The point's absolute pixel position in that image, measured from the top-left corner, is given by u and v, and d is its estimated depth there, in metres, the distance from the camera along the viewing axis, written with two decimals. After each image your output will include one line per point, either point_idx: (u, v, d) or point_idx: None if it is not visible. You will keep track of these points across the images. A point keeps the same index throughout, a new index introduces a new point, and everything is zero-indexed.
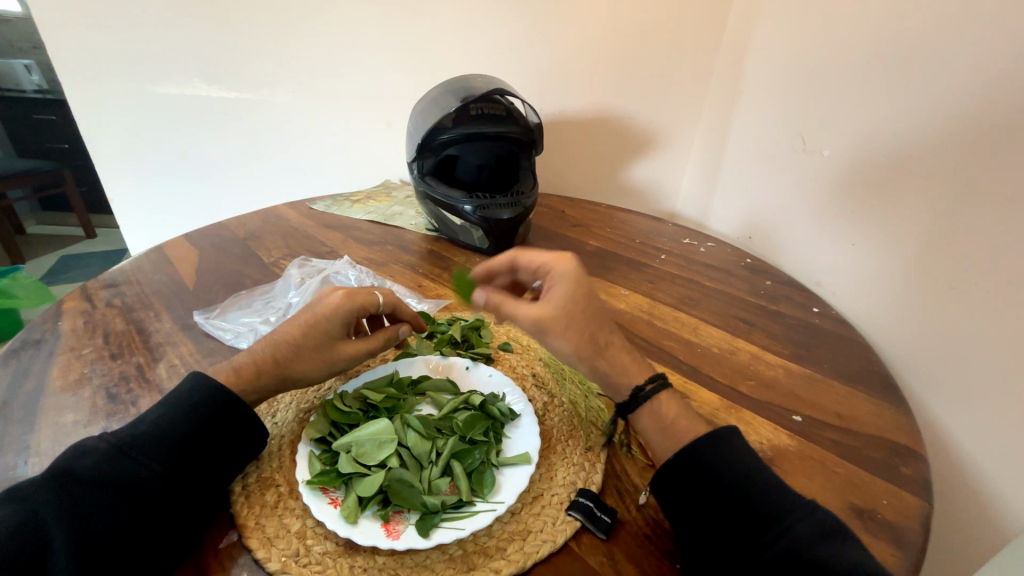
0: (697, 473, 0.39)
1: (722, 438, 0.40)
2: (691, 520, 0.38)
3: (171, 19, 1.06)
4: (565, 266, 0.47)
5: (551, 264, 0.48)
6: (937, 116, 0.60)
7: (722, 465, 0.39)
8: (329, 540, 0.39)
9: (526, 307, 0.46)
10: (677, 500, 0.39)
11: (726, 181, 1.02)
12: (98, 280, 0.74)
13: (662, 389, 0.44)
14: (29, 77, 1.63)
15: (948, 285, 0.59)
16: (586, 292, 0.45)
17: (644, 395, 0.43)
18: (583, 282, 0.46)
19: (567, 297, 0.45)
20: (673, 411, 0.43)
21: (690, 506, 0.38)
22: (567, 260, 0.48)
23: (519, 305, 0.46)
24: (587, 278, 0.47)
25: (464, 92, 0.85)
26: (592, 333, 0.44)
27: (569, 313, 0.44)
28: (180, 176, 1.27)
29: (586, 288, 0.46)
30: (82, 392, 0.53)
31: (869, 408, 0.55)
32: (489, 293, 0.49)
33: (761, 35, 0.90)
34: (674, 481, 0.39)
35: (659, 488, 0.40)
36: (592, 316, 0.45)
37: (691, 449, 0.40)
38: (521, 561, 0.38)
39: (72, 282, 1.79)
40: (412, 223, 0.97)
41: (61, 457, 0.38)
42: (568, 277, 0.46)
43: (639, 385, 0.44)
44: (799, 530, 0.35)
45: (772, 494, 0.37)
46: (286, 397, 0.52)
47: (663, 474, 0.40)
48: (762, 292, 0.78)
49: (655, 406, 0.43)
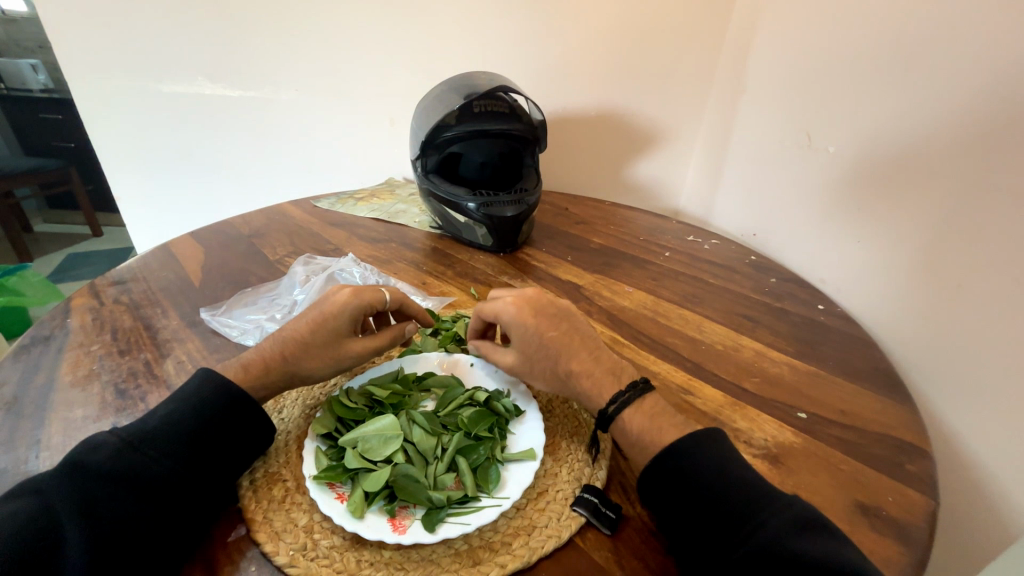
0: (670, 477, 0.39)
1: (690, 444, 0.40)
2: (680, 522, 0.38)
3: (175, 18, 1.06)
4: (507, 312, 0.49)
5: (496, 315, 0.50)
6: (944, 113, 0.59)
7: (693, 470, 0.39)
8: (336, 534, 0.39)
9: (500, 355, 0.50)
10: (656, 505, 0.40)
11: (730, 178, 1.01)
12: (105, 277, 0.74)
13: (626, 407, 0.44)
14: (36, 78, 1.66)
15: (953, 283, 0.59)
16: (531, 337, 0.47)
17: (609, 415, 0.44)
18: (526, 328, 0.47)
19: (520, 345, 0.48)
20: (638, 424, 0.43)
21: (672, 508, 0.39)
22: (508, 307, 0.49)
23: (498, 352, 0.51)
24: (530, 317, 0.48)
25: (466, 89, 0.85)
26: (552, 369, 0.47)
27: (528, 360, 0.48)
28: (185, 175, 1.28)
29: (532, 330, 0.48)
30: (91, 388, 0.53)
31: (873, 406, 0.55)
32: (478, 345, 0.52)
33: (766, 31, 0.90)
34: (648, 488, 0.40)
35: (648, 491, 0.40)
36: (547, 354, 0.47)
37: (660, 458, 0.40)
38: (526, 556, 0.38)
39: (79, 280, 1.81)
40: (416, 221, 0.98)
41: (74, 451, 0.38)
42: (513, 326, 0.48)
43: (604, 407, 0.45)
44: (774, 523, 0.35)
45: (770, 491, 0.38)
46: (292, 394, 0.52)
47: (648, 478, 0.40)
48: (766, 289, 0.78)
49: (622, 423, 0.44)
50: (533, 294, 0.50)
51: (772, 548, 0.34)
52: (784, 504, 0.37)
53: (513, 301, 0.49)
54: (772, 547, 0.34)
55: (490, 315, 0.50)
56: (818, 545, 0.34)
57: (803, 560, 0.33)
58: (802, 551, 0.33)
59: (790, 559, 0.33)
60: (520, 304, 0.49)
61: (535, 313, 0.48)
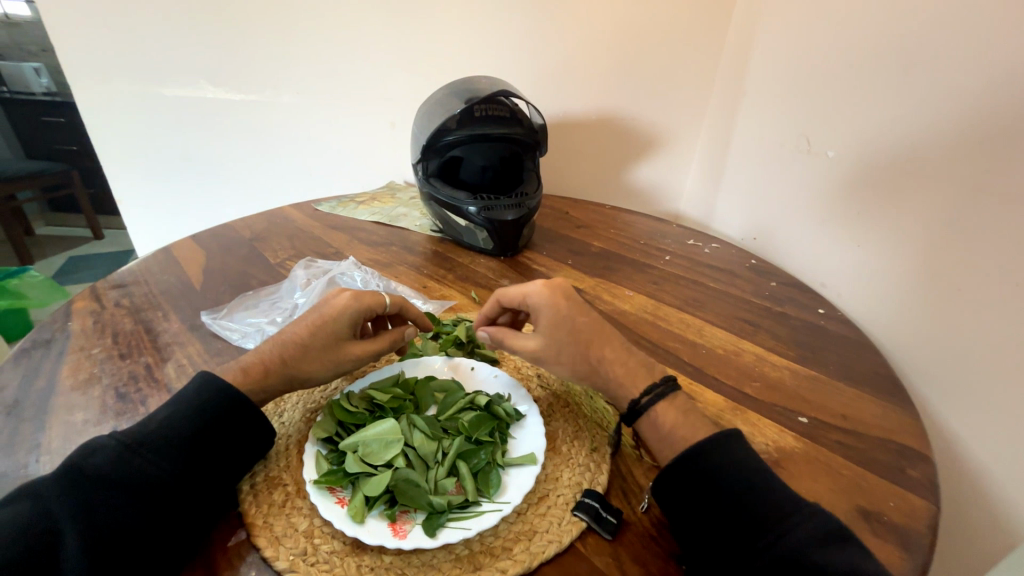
0: (691, 478, 0.39)
1: (719, 445, 0.40)
2: (694, 527, 0.38)
3: (178, 24, 1.07)
4: (538, 294, 0.49)
5: (524, 296, 0.50)
6: (944, 119, 0.60)
7: (716, 471, 0.38)
8: (336, 539, 0.39)
9: (522, 342, 0.49)
10: (673, 506, 0.39)
11: (730, 183, 1.02)
12: (106, 280, 0.74)
13: (660, 399, 0.44)
14: (39, 80, 1.63)
15: (954, 287, 0.59)
16: (562, 320, 0.47)
17: (640, 408, 0.44)
18: (559, 312, 0.47)
19: (548, 329, 0.47)
20: (671, 419, 0.43)
21: (687, 511, 0.38)
22: (537, 288, 0.49)
23: (518, 339, 0.50)
24: (562, 301, 0.48)
25: (468, 94, 0.86)
26: (581, 355, 0.46)
27: (555, 343, 0.47)
28: (185, 178, 1.28)
29: (564, 312, 0.47)
30: (92, 392, 0.53)
31: (876, 411, 0.55)
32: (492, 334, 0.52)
33: (766, 35, 0.90)
34: (666, 488, 0.40)
35: (664, 493, 0.40)
36: (578, 337, 0.46)
37: (686, 457, 0.40)
38: (527, 561, 0.38)
39: (80, 283, 1.81)
40: (417, 224, 0.98)
41: (72, 456, 0.38)
42: (544, 309, 0.48)
43: (636, 397, 0.44)
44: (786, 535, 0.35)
45: (775, 497, 0.37)
46: (293, 398, 0.52)
47: (664, 479, 0.40)
48: (767, 293, 0.78)
49: (654, 417, 0.43)
50: (563, 283, 0.50)
51: (792, 558, 0.34)
52: (795, 514, 0.36)
53: (542, 284, 0.49)
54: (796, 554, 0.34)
55: (518, 297, 0.50)
56: (823, 554, 0.34)
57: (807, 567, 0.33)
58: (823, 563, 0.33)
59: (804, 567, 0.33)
60: (553, 288, 0.49)
61: (567, 299, 0.48)
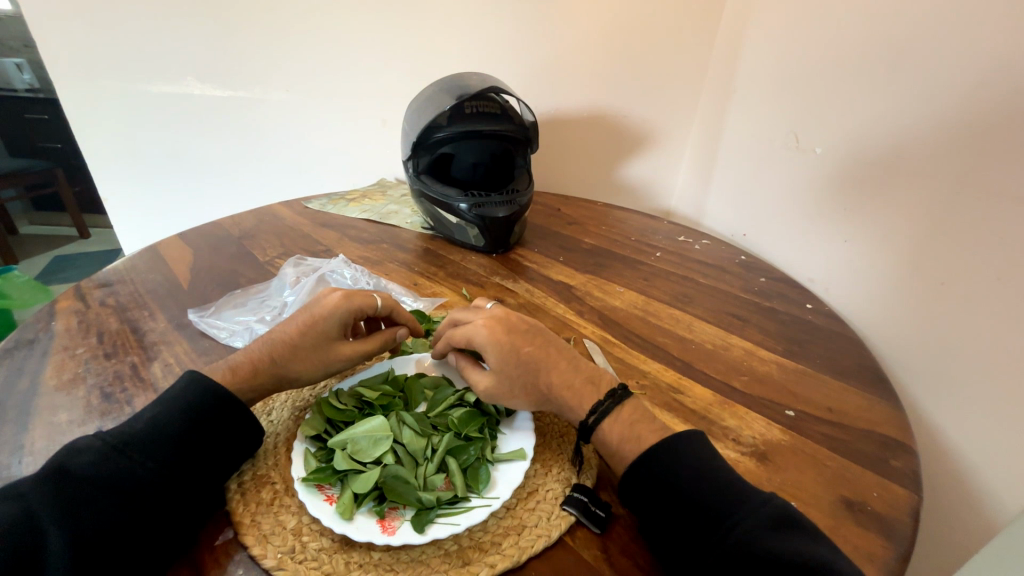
0: (647, 478, 0.39)
1: (671, 447, 0.40)
2: (659, 524, 0.38)
3: (163, 19, 1.05)
4: (479, 333, 0.48)
5: (468, 337, 0.48)
6: (931, 114, 0.60)
7: (675, 470, 0.39)
8: (325, 536, 0.39)
9: (476, 377, 0.47)
10: (635, 505, 0.40)
11: (720, 180, 1.02)
12: (91, 279, 0.73)
13: (604, 417, 0.43)
14: (22, 76, 1.54)
15: (937, 281, 0.60)
16: (508, 355, 0.46)
17: (589, 426, 0.44)
18: (502, 347, 0.46)
19: (496, 366, 0.46)
20: (619, 432, 0.43)
21: (651, 509, 0.39)
22: (476, 328, 0.48)
23: (473, 374, 0.47)
24: (502, 335, 0.47)
25: (458, 90, 0.85)
26: (533, 385, 0.46)
27: (507, 380, 0.46)
28: (171, 176, 1.25)
29: (508, 347, 0.47)
30: (77, 392, 0.53)
31: (861, 403, 0.56)
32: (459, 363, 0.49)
33: (756, 31, 0.90)
34: (626, 492, 0.40)
35: (627, 493, 0.40)
36: (525, 367, 0.46)
37: (636, 463, 0.40)
38: (516, 555, 0.38)
39: (65, 283, 1.78)
40: (408, 221, 0.98)
41: (57, 456, 0.38)
42: (488, 346, 0.47)
43: (584, 417, 0.44)
44: (747, 524, 0.35)
45: (745, 491, 0.38)
46: (282, 396, 0.52)
47: (626, 481, 0.40)
48: (756, 289, 0.79)
49: (602, 434, 0.43)
50: (504, 315, 0.50)
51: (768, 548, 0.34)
52: (769, 505, 0.37)
53: (484, 322, 0.48)
54: (776, 545, 0.34)
55: (461, 339, 0.49)
56: (797, 544, 0.34)
57: (779, 557, 0.33)
58: (779, 552, 0.34)
59: (766, 557, 0.34)
60: (492, 324, 0.48)
61: (508, 332, 0.48)
